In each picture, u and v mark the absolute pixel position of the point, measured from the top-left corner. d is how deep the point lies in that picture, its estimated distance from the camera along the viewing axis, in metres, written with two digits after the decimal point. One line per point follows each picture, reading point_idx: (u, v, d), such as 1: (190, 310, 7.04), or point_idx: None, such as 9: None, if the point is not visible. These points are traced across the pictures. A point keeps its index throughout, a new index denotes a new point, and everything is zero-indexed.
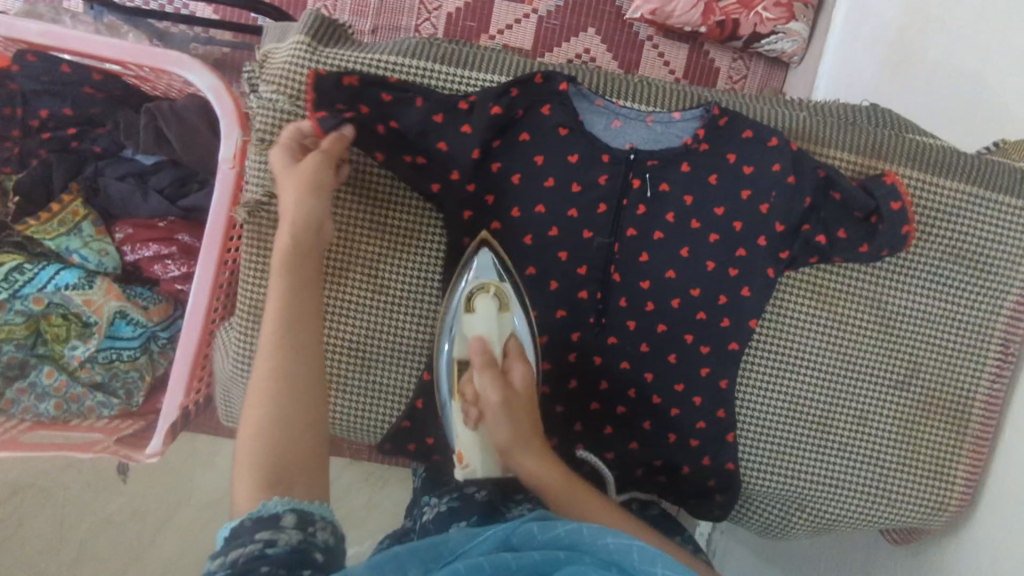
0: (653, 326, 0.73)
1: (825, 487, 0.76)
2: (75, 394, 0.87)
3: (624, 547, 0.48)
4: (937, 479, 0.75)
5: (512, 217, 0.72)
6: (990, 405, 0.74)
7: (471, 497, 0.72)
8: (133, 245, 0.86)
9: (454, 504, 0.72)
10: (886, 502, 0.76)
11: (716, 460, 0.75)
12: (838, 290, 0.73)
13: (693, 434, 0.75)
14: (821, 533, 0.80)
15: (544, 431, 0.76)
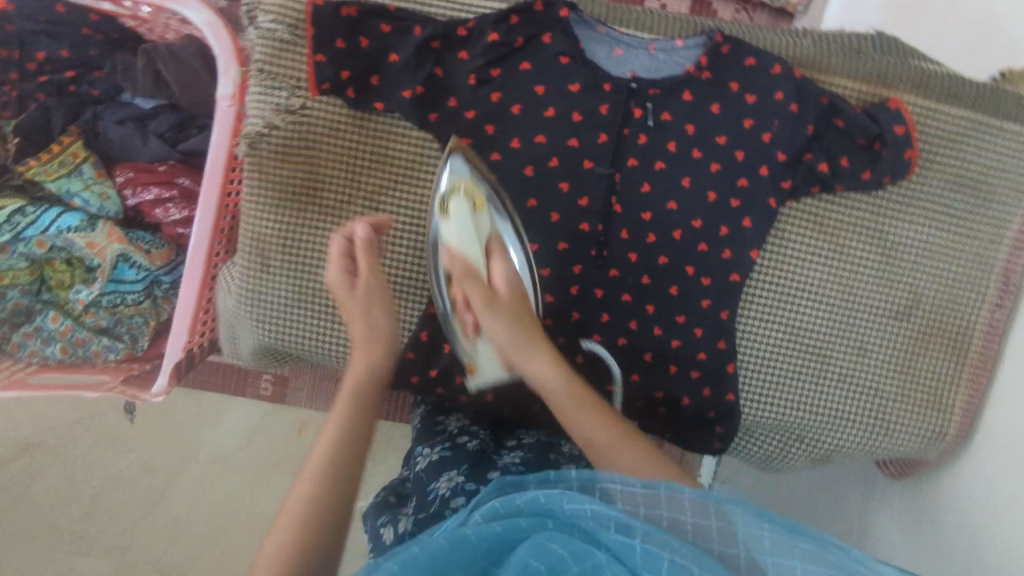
0: (654, 258, 0.74)
1: (826, 418, 0.77)
2: (81, 337, 0.88)
3: (580, 511, 0.47)
4: (936, 406, 0.76)
5: (514, 147, 0.72)
6: (989, 336, 0.74)
7: (463, 445, 0.73)
8: (134, 189, 0.87)
9: (446, 451, 0.72)
10: (886, 432, 0.77)
11: (717, 391, 0.76)
12: (840, 220, 0.74)
13: (694, 365, 0.75)
14: (820, 464, 0.81)
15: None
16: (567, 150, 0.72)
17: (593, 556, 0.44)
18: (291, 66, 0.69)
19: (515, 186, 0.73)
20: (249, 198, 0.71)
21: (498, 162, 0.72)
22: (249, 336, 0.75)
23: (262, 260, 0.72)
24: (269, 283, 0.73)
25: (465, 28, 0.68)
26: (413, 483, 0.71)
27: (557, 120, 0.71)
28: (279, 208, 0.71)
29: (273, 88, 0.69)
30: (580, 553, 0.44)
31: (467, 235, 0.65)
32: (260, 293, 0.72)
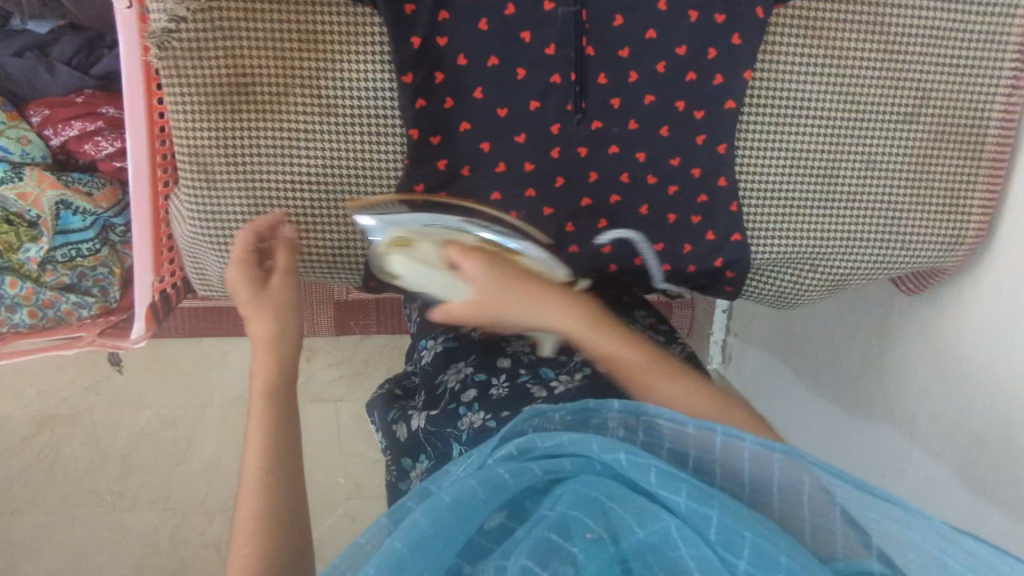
0: (639, 100, 0.66)
1: (841, 242, 0.72)
2: (47, 299, 0.82)
3: (641, 466, 0.47)
4: (955, 210, 0.71)
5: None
6: (1005, 122, 0.69)
7: (467, 338, 0.76)
8: (55, 127, 0.78)
9: (450, 344, 0.76)
10: (906, 246, 0.72)
11: (724, 232, 0.71)
12: (833, 19, 0.66)
13: (693, 210, 0.70)
14: (837, 291, 0.77)
15: None
16: None
17: (660, 519, 0.45)
18: None
19: (470, 45, 0.64)
20: (174, 110, 0.63)
21: (450, 21, 0.63)
22: (215, 262, 0.70)
23: (208, 175, 0.65)
24: (221, 199, 0.66)
25: None
26: (421, 379, 0.76)
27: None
28: (210, 112, 0.63)
29: None
30: (644, 514, 0.45)
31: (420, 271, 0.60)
32: (216, 212, 0.67)
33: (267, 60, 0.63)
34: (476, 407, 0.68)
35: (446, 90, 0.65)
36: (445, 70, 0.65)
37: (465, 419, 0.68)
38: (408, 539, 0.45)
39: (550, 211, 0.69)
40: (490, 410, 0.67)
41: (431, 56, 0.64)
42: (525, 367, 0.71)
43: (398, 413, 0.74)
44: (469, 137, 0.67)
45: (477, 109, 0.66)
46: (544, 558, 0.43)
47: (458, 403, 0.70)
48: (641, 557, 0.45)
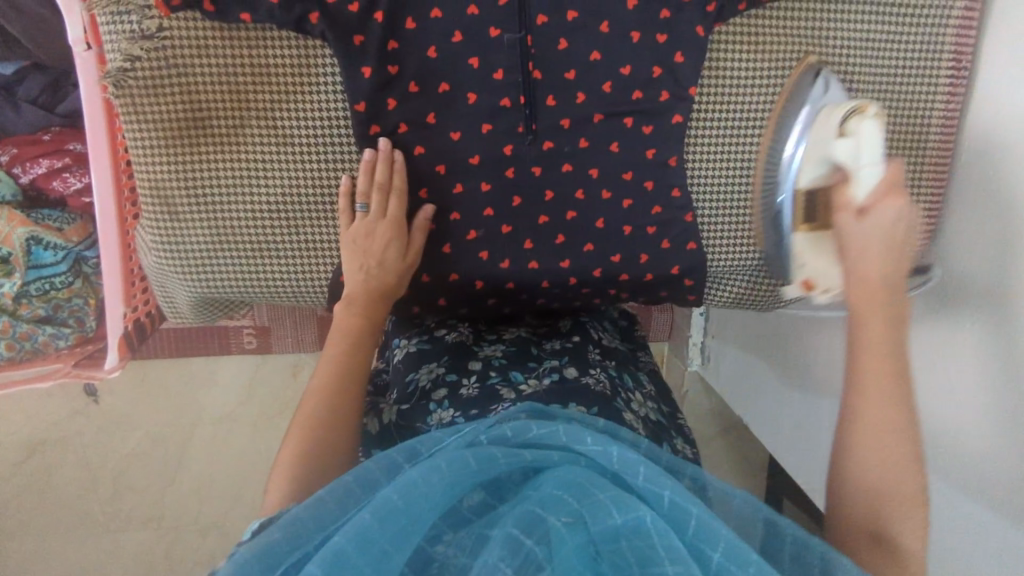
0: (588, 117, 0.68)
1: None
2: (24, 331, 0.84)
3: (627, 459, 0.46)
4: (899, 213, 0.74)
5: (408, 24, 0.65)
6: (946, 122, 0.72)
7: (441, 339, 0.77)
8: (24, 165, 0.80)
9: (424, 346, 0.77)
10: None
11: (679, 243, 0.73)
12: (773, 30, 0.68)
13: (648, 222, 0.72)
14: (794, 296, 0.79)
15: (495, 259, 0.72)
16: (468, 21, 0.65)
17: (636, 510, 0.43)
18: None
19: (419, 71, 0.66)
20: (135, 146, 0.65)
21: (399, 50, 0.65)
22: (184, 290, 0.72)
23: (171, 208, 0.67)
24: (185, 228, 0.68)
25: None
26: (395, 378, 0.77)
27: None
28: (171, 146, 0.65)
29: (122, 13, 0.62)
30: (623, 505, 0.44)
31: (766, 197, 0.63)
32: (179, 244, 0.69)
33: (220, 94, 0.65)
34: (446, 405, 0.68)
35: (399, 117, 0.67)
36: (397, 98, 0.67)
37: (436, 415, 0.68)
38: (401, 493, 0.45)
39: (507, 228, 0.71)
40: (459, 408, 0.67)
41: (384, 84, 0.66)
42: (498, 369, 0.71)
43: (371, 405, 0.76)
44: (424, 160, 0.69)
45: (429, 133, 0.68)
46: (527, 526, 0.44)
47: (428, 401, 0.70)
48: (612, 544, 0.42)
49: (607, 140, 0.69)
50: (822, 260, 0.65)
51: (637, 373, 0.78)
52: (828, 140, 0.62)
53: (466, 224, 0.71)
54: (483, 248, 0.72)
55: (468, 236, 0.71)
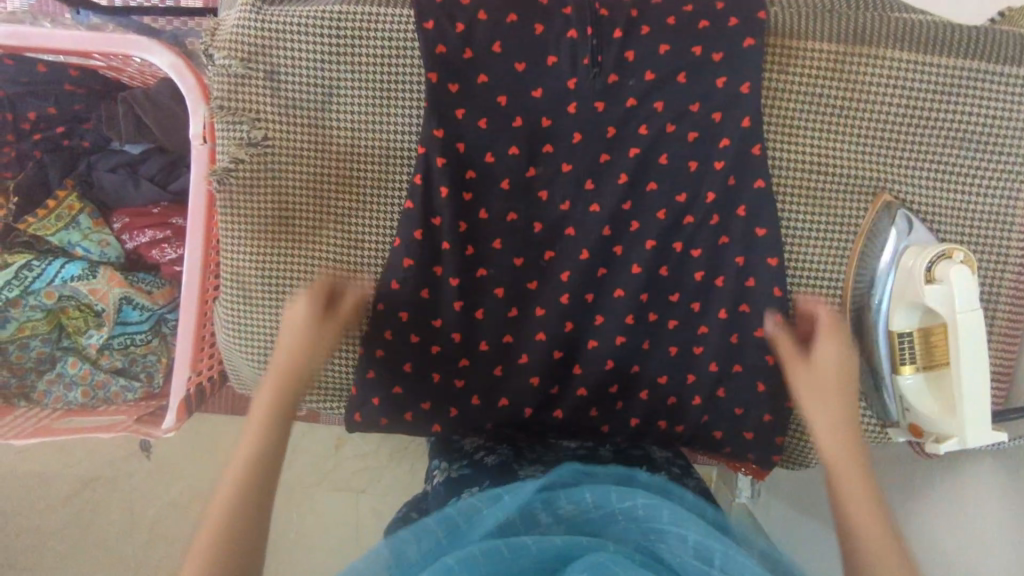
0: (656, 271, 0.70)
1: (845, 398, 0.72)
2: (99, 380, 0.92)
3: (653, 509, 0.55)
4: None
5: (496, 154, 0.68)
6: (1016, 303, 0.69)
7: (481, 462, 0.74)
8: (131, 233, 0.90)
9: (464, 471, 0.74)
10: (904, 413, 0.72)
11: (732, 389, 0.72)
12: (829, 194, 0.68)
13: (694, 368, 0.72)
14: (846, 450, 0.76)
15: (543, 383, 0.73)
16: (544, 157, 0.68)
17: None
18: (252, 99, 0.68)
19: (493, 203, 0.69)
20: (228, 236, 0.72)
21: (478, 179, 0.68)
22: (248, 369, 0.77)
23: (244, 294, 0.73)
24: (258, 315, 0.74)
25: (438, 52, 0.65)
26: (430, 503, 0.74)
27: (524, 130, 0.67)
28: (253, 240, 0.72)
29: (235, 124, 0.69)
30: None
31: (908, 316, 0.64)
32: (245, 325, 0.74)
33: (328, 196, 0.71)
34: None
35: (468, 239, 0.70)
36: (466, 224, 0.69)
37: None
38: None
39: (559, 352, 0.72)
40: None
41: (473, 222, 0.70)
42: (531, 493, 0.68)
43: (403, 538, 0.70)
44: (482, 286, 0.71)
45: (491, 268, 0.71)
46: None
47: None
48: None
49: (671, 282, 0.70)
50: (936, 405, 0.63)
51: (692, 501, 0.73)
52: (917, 288, 0.61)
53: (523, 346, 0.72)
54: (533, 372, 0.73)
55: (519, 359, 0.73)
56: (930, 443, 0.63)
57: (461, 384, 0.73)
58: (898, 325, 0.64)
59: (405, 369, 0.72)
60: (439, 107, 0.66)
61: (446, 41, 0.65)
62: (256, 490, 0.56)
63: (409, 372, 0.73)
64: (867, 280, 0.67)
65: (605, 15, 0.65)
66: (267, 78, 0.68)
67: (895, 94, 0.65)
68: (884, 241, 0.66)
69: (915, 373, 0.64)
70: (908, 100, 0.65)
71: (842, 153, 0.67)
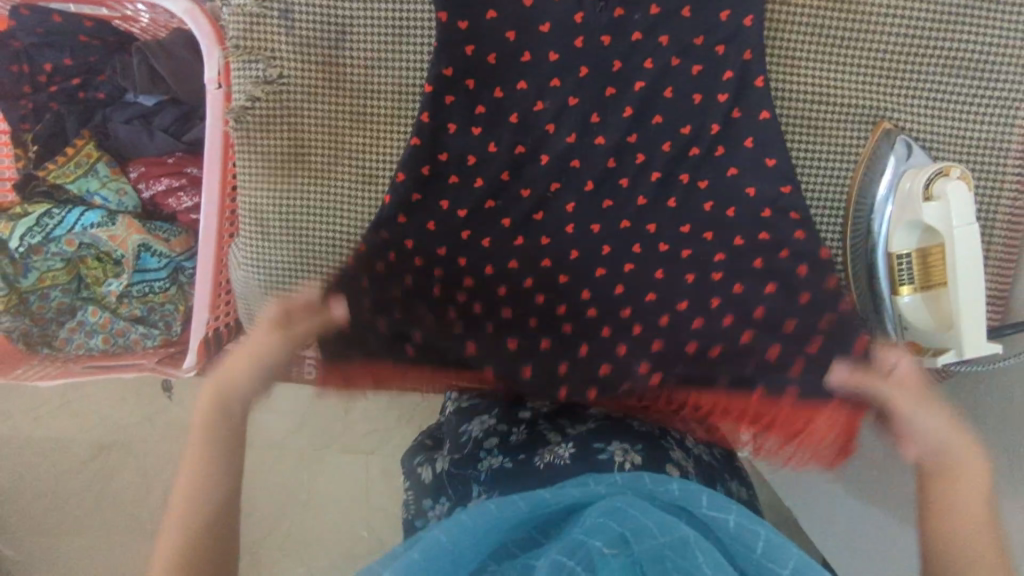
0: (662, 200, 0.72)
1: None
2: (120, 328, 0.95)
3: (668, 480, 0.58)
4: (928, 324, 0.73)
5: (504, 88, 0.70)
6: (1013, 227, 0.71)
7: (490, 393, 0.80)
8: (148, 182, 0.92)
9: (474, 400, 0.79)
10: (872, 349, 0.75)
11: None
12: (831, 121, 0.70)
13: None
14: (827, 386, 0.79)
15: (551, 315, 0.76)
16: (552, 92, 0.70)
17: (671, 532, 0.51)
18: (267, 37, 0.71)
19: (502, 137, 0.71)
20: (245, 174, 0.75)
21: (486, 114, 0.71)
22: (265, 305, 0.79)
23: (263, 230, 0.76)
24: (274, 249, 0.76)
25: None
26: (445, 429, 0.79)
27: (533, 66, 0.70)
28: (271, 175, 0.74)
29: (251, 62, 0.71)
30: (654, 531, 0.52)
31: (908, 236, 0.66)
32: (264, 262, 0.77)
33: (342, 133, 0.73)
34: (495, 452, 0.70)
35: (477, 173, 0.72)
36: (474, 157, 0.72)
37: (485, 462, 0.70)
38: (450, 532, 0.54)
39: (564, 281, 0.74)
40: (508, 455, 0.69)
41: (481, 154, 0.72)
42: (545, 418, 0.74)
43: (424, 456, 0.78)
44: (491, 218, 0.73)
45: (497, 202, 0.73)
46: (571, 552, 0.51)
47: (480, 448, 0.72)
48: (658, 563, 0.49)
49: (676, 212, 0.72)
50: (932, 320, 0.65)
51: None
52: (915, 206, 0.64)
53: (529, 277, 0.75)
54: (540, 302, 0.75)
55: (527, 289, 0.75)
56: (927, 357, 0.66)
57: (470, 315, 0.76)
58: (896, 246, 0.67)
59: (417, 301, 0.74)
60: (452, 41, 0.69)
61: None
62: (212, 479, 0.63)
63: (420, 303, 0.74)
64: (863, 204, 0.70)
65: None
66: (282, 16, 0.70)
67: (888, 24, 0.68)
68: (884, 165, 0.68)
69: (913, 293, 0.66)
70: (902, 29, 0.68)
71: (841, 81, 0.70)
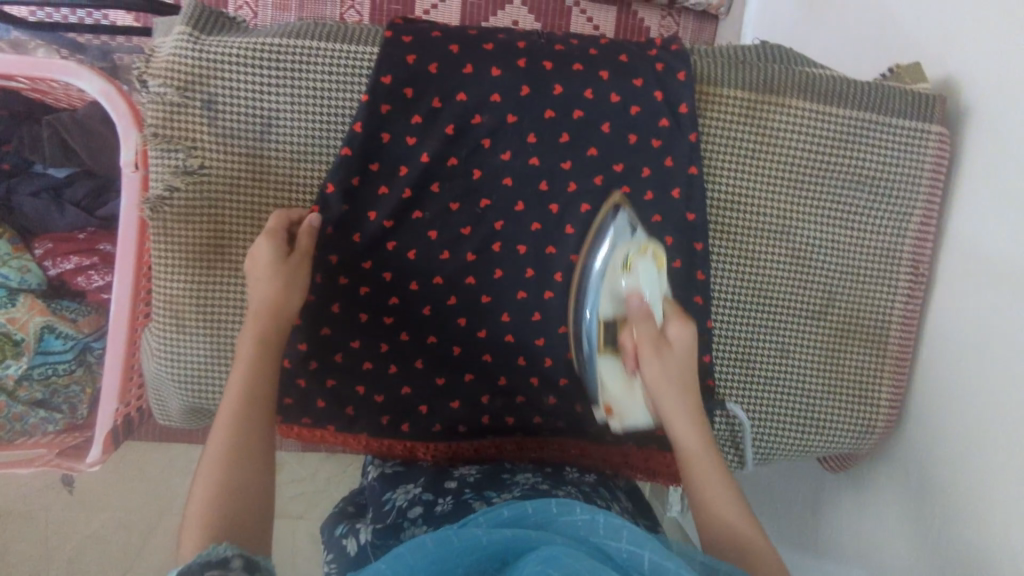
0: (567, 305, 0.74)
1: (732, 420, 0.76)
2: (17, 413, 0.85)
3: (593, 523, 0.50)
4: (806, 417, 0.76)
5: (433, 195, 0.72)
6: (905, 332, 0.74)
7: (414, 463, 0.77)
8: (55, 259, 0.86)
9: (399, 468, 0.77)
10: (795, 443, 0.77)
11: None
12: (739, 229, 0.73)
13: None
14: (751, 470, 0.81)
15: (465, 408, 0.76)
16: (474, 198, 0.73)
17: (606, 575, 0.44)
18: (188, 127, 0.69)
19: (419, 243, 0.73)
20: (159, 262, 0.71)
21: (393, 226, 0.73)
22: (175, 396, 0.75)
23: (178, 322, 0.72)
24: (187, 340, 0.72)
25: (387, 105, 0.69)
26: (368, 497, 0.74)
27: (458, 169, 0.72)
28: (186, 265, 0.71)
29: (170, 151, 0.69)
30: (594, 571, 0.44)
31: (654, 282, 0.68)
32: (178, 355, 0.72)
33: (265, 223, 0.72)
34: (419, 521, 0.66)
35: (385, 267, 0.73)
36: (395, 272, 0.73)
37: (409, 532, 0.65)
38: (389, 561, 0.47)
39: (470, 376, 0.76)
40: (433, 524, 0.64)
41: (399, 265, 0.73)
42: (471, 486, 0.70)
43: (347, 527, 0.71)
44: (412, 339, 0.75)
45: (410, 301, 0.74)
46: None
47: (404, 518, 0.67)
48: None
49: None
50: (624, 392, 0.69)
51: (613, 491, 0.73)
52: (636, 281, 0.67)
53: (439, 370, 0.75)
54: (453, 397, 0.76)
55: (438, 383, 0.76)
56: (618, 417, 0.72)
57: (382, 401, 0.76)
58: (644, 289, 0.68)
59: (330, 385, 0.74)
60: (389, 150, 0.71)
61: (392, 98, 0.69)
62: None
63: (332, 387, 0.75)
64: (766, 300, 0.74)
65: (549, 68, 0.70)
66: (205, 106, 0.69)
67: (796, 139, 0.71)
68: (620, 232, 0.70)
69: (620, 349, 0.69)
70: (808, 144, 0.71)
71: (757, 189, 0.72)
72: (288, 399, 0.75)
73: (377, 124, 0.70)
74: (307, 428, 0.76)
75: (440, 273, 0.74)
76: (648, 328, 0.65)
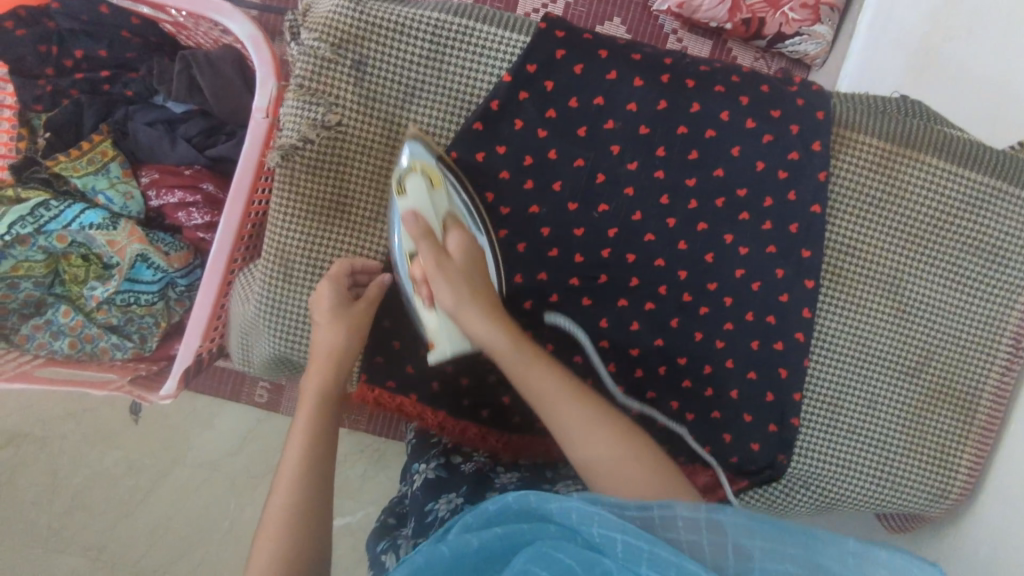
0: (666, 320, 0.74)
1: (812, 462, 0.76)
2: (90, 334, 0.86)
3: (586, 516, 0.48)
4: (883, 472, 0.76)
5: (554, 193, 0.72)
6: (995, 404, 0.74)
7: (458, 468, 0.75)
8: (158, 190, 0.87)
9: (441, 472, 0.75)
10: (868, 496, 0.76)
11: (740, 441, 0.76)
12: (852, 273, 0.73)
13: (689, 407, 0.76)
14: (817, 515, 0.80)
15: None
16: (593, 199, 0.73)
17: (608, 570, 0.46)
18: (334, 83, 0.70)
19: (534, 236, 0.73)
20: (279, 209, 0.72)
21: (510, 215, 0.73)
22: (265, 346, 0.75)
23: (286, 274, 0.72)
24: (290, 292, 0.73)
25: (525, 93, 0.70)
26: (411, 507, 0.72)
27: (582, 171, 0.72)
28: (305, 217, 0.72)
29: (311, 104, 0.69)
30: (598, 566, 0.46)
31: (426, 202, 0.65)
32: (276, 307, 0.73)
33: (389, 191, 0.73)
34: None
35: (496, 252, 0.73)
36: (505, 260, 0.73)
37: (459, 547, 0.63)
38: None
39: None
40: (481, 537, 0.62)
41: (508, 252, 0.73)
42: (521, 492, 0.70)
43: (388, 543, 0.68)
44: None
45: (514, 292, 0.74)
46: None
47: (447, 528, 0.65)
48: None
49: (679, 333, 0.74)
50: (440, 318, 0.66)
51: None
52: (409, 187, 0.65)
53: None
54: None
55: None
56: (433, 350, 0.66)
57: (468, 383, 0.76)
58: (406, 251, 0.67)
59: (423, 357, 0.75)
60: (520, 138, 0.71)
61: (531, 88, 0.70)
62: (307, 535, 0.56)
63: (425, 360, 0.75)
64: (866, 348, 0.74)
65: (691, 86, 0.71)
66: (355, 66, 0.70)
67: (924, 195, 0.72)
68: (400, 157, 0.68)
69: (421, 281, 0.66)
70: (935, 204, 0.72)
71: (878, 237, 0.73)
72: (377, 363, 0.75)
73: (515, 111, 0.71)
74: (388, 392, 0.76)
75: (550, 269, 0.74)
76: (411, 219, 0.63)
